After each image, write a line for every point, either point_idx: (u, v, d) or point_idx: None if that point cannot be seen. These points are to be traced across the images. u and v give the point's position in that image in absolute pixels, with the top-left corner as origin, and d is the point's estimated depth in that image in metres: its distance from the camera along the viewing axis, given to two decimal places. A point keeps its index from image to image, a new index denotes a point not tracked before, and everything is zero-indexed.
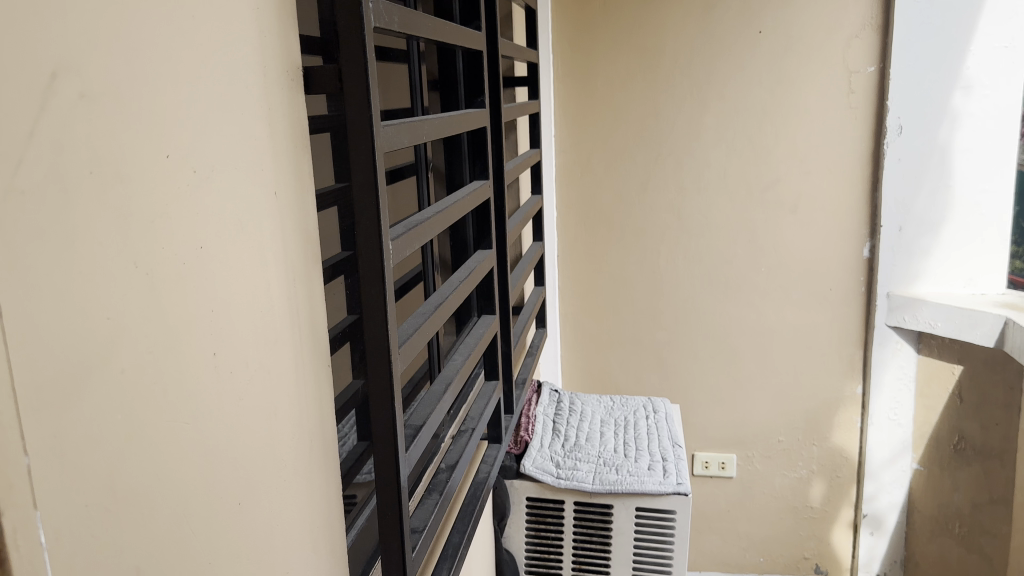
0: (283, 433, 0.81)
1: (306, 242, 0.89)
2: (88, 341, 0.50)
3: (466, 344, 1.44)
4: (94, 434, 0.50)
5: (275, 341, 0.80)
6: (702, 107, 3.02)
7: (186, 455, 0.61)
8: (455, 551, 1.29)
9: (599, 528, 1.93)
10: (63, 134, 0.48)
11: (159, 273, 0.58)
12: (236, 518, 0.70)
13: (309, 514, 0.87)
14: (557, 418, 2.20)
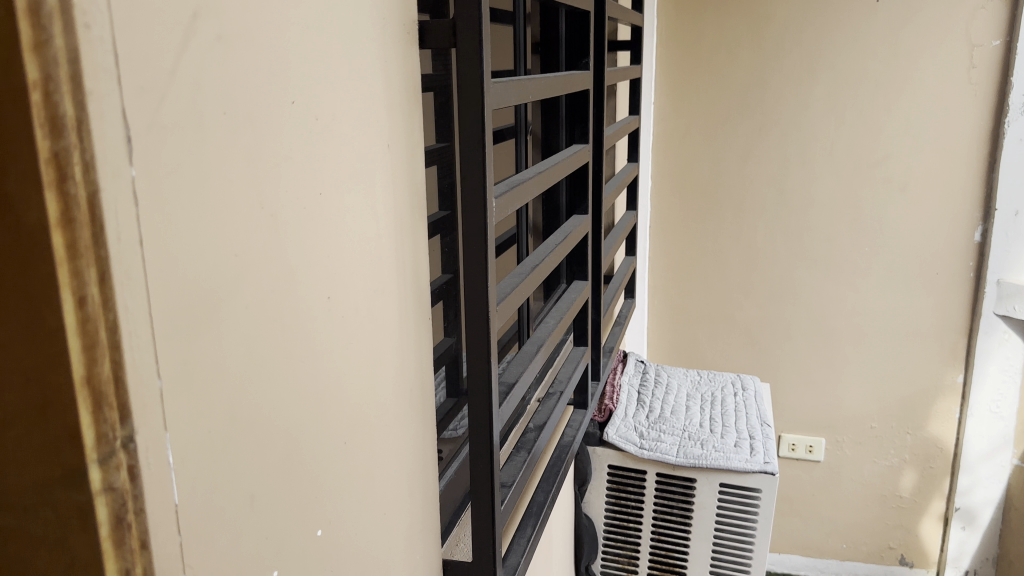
0: (385, 379, 0.83)
1: (414, 195, 0.90)
2: (217, 275, 0.53)
3: (558, 307, 1.44)
4: (218, 365, 0.53)
5: (383, 289, 0.81)
6: (810, 79, 2.92)
7: (293, 392, 0.64)
8: (540, 509, 1.30)
9: (680, 501, 1.92)
10: (201, 73, 0.50)
11: (282, 215, 0.61)
12: (339, 456, 0.72)
13: (407, 463, 0.90)
14: (643, 388, 2.18)
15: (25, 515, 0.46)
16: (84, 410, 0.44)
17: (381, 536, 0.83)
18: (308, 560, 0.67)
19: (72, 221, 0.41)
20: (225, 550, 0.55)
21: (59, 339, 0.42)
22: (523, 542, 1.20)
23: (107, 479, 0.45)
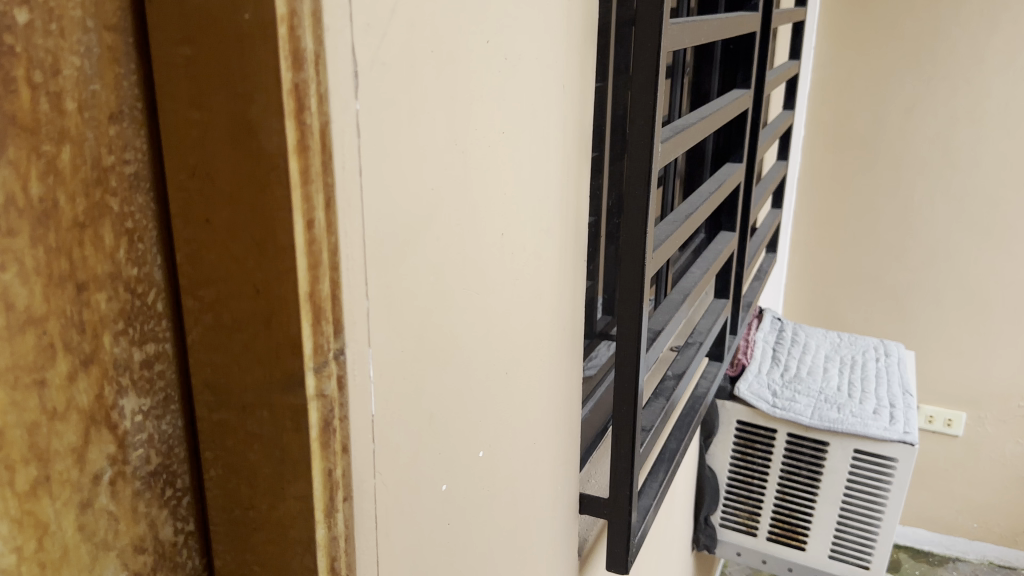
0: (544, 315, 0.86)
1: (582, 137, 0.91)
2: (416, 207, 0.56)
3: (705, 257, 1.41)
4: (411, 290, 0.58)
5: (548, 229, 0.83)
6: (989, 31, 2.72)
7: (462, 321, 0.66)
8: (672, 456, 1.30)
9: (810, 463, 1.88)
10: (416, 13, 0.53)
11: (472, 152, 0.63)
12: (501, 385, 0.76)
13: (556, 399, 0.93)
14: (779, 346, 2.15)
15: (245, 413, 0.52)
16: (305, 323, 0.48)
17: (532, 465, 0.86)
18: (469, 480, 0.72)
19: (307, 148, 0.45)
20: (406, 463, 0.61)
21: (287, 258, 0.47)
22: (654, 486, 1.21)
23: (320, 386, 0.50)
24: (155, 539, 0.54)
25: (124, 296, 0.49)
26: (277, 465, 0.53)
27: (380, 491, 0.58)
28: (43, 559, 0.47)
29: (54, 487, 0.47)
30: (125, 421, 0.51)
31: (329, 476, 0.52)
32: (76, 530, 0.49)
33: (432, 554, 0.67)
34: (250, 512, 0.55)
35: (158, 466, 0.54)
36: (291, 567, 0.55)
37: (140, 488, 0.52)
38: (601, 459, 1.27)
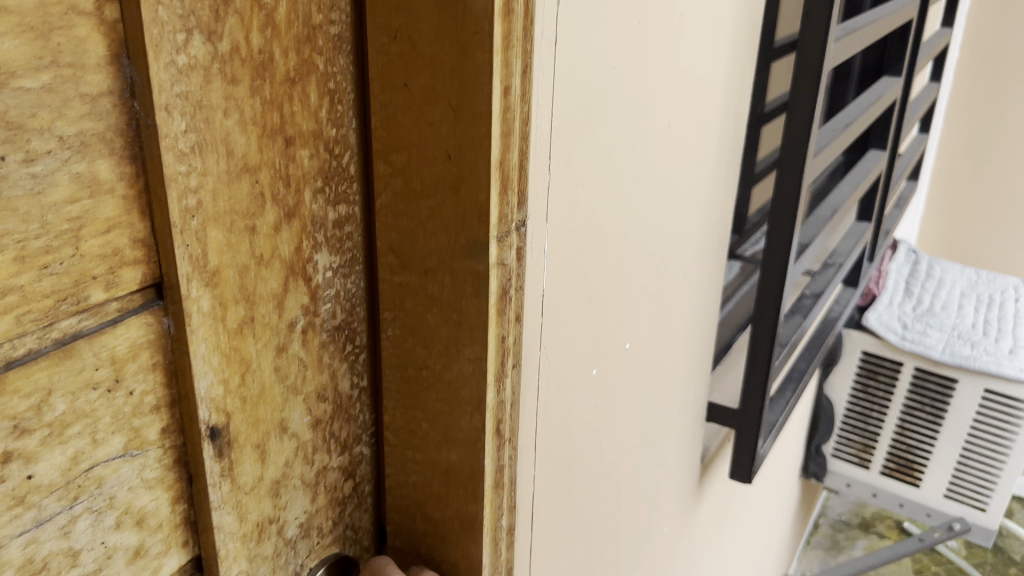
0: (697, 215, 0.85)
1: (749, 33, 0.88)
2: (598, 84, 0.57)
3: (854, 175, 1.36)
4: (587, 169, 0.58)
5: (710, 125, 0.82)
6: None
7: (629, 208, 0.67)
8: (802, 376, 1.28)
9: (934, 399, 1.82)
10: None
11: (652, 34, 0.63)
12: (653, 279, 0.76)
13: (698, 301, 0.93)
14: (912, 279, 2.07)
15: (427, 277, 0.55)
16: (493, 192, 0.50)
17: (671, 363, 0.87)
18: (618, 369, 0.73)
19: (511, 12, 0.46)
20: (565, 342, 0.63)
21: (483, 122, 0.47)
22: (783, 402, 1.20)
23: (501, 256, 0.52)
24: (334, 389, 0.59)
25: (324, 156, 0.52)
26: (454, 328, 0.55)
27: (543, 363, 0.60)
28: (244, 393, 0.51)
29: (258, 329, 0.51)
30: (317, 275, 0.55)
31: (502, 343, 0.55)
32: (273, 371, 0.53)
33: (580, 434, 0.69)
34: (423, 372, 0.58)
35: (342, 321, 0.58)
36: (458, 425, 0.58)
37: (326, 339, 0.57)
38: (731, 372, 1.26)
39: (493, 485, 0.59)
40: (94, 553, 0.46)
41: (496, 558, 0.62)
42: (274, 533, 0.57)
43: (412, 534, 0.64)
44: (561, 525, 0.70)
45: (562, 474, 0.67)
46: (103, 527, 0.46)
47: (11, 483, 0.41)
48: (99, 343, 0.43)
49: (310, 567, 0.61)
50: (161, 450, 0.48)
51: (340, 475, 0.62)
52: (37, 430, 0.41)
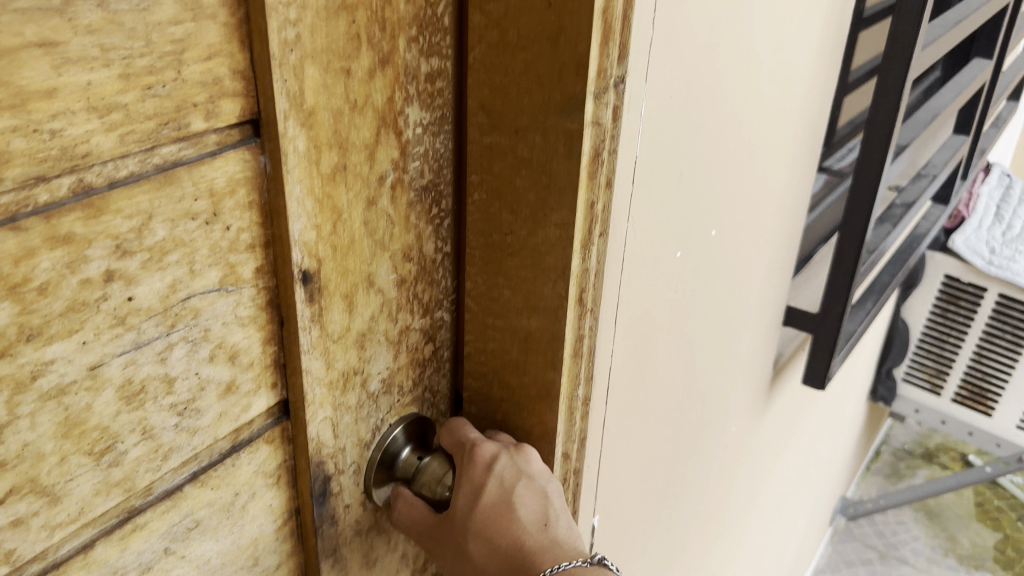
0: (794, 103, 0.81)
1: None
2: None
3: (956, 81, 1.30)
4: (689, 31, 0.56)
5: (815, 6, 0.77)
6: None
7: (729, 81, 0.65)
8: (884, 288, 1.25)
9: (1017, 324, 1.75)
10: None
11: None
12: (747, 164, 0.74)
13: (787, 197, 0.90)
14: (1005, 202, 1.97)
15: (518, 137, 0.53)
16: (594, 42, 0.48)
17: (755, 257, 0.85)
18: (701, 255, 0.71)
19: None
20: (652, 218, 0.61)
21: None
22: (864, 312, 1.17)
23: (597, 113, 0.51)
24: (419, 251, 0.59)
25: (420, 4, 0.51)
26: (543, 191, 0.54)
27: (631, 234, 0.59)
28: (335, 242, 0.52)
29: (349, 179, 0.51)
30: (408, 130, 0.54)
31: (591, 208, 0.54)
32: (362, 224, 0.53)
33: (660, 317, 0.68)
34: (508, 238, 0.57)
35: (429, 182, 0.58)
36: (541, 293, 0.58)
37: (413, 199, 0.57)
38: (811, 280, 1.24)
39: (572, 355, 0.59)
40: (188, 383, 0.47)
41: (571, 426, 0.63)
42: (358, 385, 0.59)
43: (488, 401, 0.65)
44: (633, 406, 0.70)
45: (638, 355, 0.67)
46: (198, 359, 0.47)
47: (113, 303, 0.42)
48: (199, 173, 0.43)
49: (390, 424, 0.63)
50: (255, 290, 0.49)
51: (421, 337, 0.63)
52: (138, 253, 0.42)
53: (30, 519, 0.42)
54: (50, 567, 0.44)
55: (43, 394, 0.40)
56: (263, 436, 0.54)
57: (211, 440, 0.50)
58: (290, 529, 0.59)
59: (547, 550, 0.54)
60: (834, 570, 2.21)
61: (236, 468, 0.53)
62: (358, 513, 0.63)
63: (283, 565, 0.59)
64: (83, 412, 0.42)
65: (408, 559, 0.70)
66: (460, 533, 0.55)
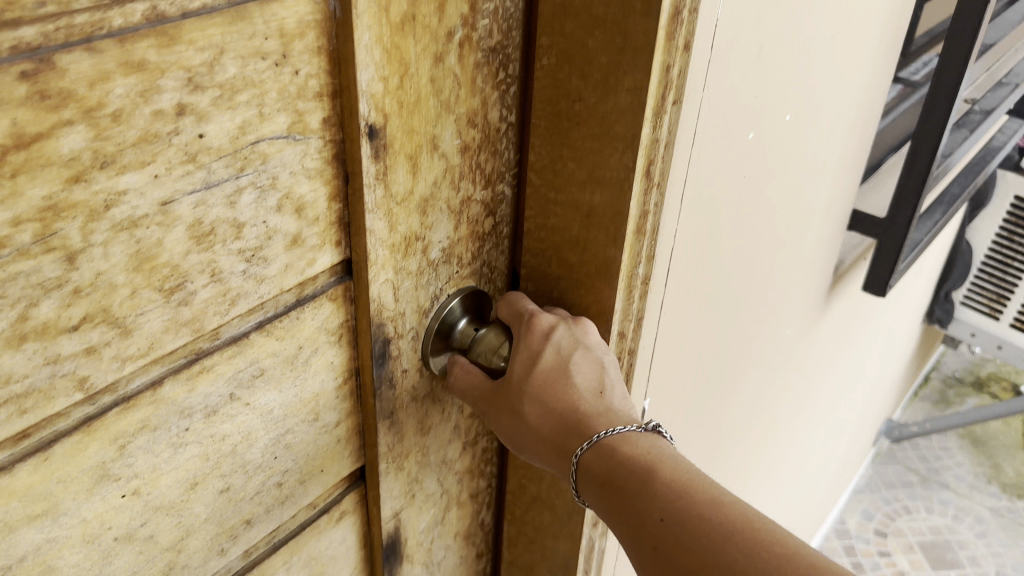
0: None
1: None
2: None
3: None
4: None
5: None
6: None
7: None
8: (954, 200, 1.20)
9: None
10: None
11: None
12: (827, 49, 0.71)
13: (865, 93, 0.86)
14: None
15: None
16: None
17: (825, 153, 0.83)
18: (773, 140, 0.69)
19: None
20: (726, 93, 0.59)
21: None
22: (930, 223, 1.14)
23: None
24: (483, 118, 0.58)
25: None
26: (615, 55, 0.52)
27: (704, 107, 0.58)
28: (402, 97, 0.51)
29: (417, 31, 0.50)
30: None
31: (666, 72, 0.52)
32: (429, 81, 0.52)
33: (726, 202, 0.67)
34: (576, 106, 0.55)
35: (497, 44, 0.56)
36: (607, 164, 0.56)
37: (480, 60, 0.55)
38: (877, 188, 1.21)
39: (635, 231, 0.58)
40: (257, 231, 0.48)
41: (628, 306, 0.63)
42: (420, 251, 0.59)
43: (545, 279, 0.64)
44: (692, 291, 0.70)
45: (701, 239, 0.67)
46: (266, 207, 0.47)
47: (184, 139, 0.41)
48: (270, 10, 0.42)
49: (448, 295, 0.63)
50: (321, 142, 0.49)
51: (482, 210, 0.62)
52: (209, 89, 0.41)
53: (103, 348, 0.43)
54: (120, 400, 0.45)
55: (116, 224, 0.41)
56: (327, 293, 0.55)
57: (276, 291, 0.51)
58: (350, 388, 0.61)
59: (602, 415, 0.56)
60: (873, 490, 2.22)
61: (300, 322, 0.54)
62: (415, 379, 0.65)
63: (343, 423, 0.61)
64: (154, 248, 0.43)
65: (461, 432, 0.73)
66: (517, 397, 0.57)
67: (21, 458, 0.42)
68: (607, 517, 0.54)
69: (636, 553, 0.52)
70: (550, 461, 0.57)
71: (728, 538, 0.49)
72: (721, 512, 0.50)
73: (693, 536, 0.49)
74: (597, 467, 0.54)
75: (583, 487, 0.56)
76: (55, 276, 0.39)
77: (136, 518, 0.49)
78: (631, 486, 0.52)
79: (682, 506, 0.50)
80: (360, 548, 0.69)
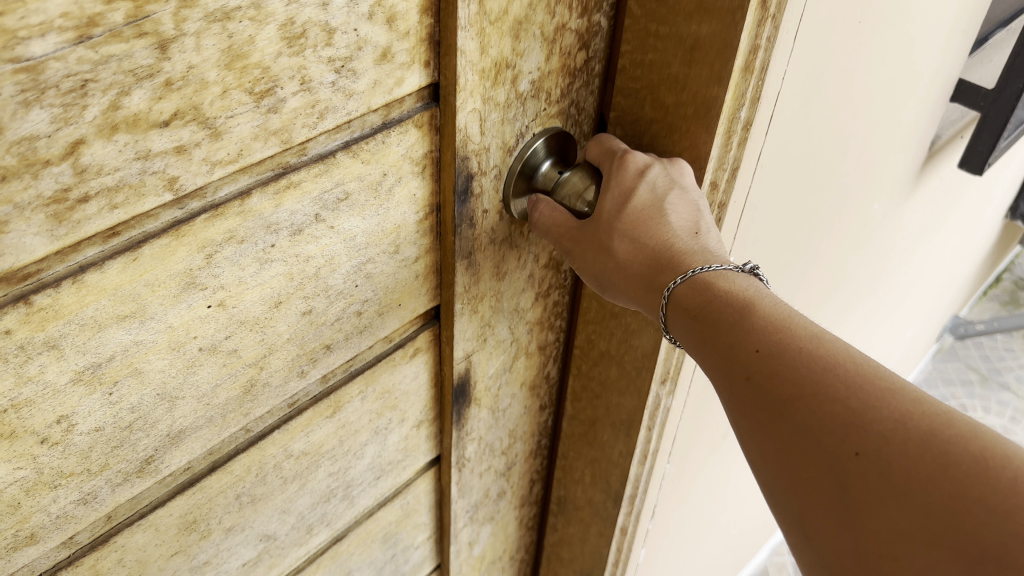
0: None
1: None
2: None
3: None
4: None
5: None
6: None
7: None
8: None
9: None
10: None
11: None
12: None
13: None
14: None
15: None
16: None
17: (944, 5, 0.77)
18: None
19: None
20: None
21: None
22: None
23: None
24: None
25: None
26: None
27: None
28: None
29: None
30: None
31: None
32: None
33: (837, 46, 0.64)
34: None
35: None
36: None
37: None
38: (986, 59, 1.13)
39: (742, 68, 0.55)
40: (347, 39, 0.45)
41: (724, 154, 0.60)
42: (509, 81, 0.55)
43: (636, 122, 0.61)
44: (791, 144, 0.67)
45: (808, 85, 0.64)
46: (358, 14, 0.45)
47: None
48: None
49: (533, 134, 0.60)
50: None
51: (574, 41, 0.58)
52: None
53: (193, 149, 0.42)
54: (208, 207, 0.44)
55: (209, 14, 0.39)
56: (413, 119, 0.53)
57: (364, 109, 0.49)
58: (430, 224, 0.60)
59: (697, 254, 0.56)
60: (930, 386, 2.21)
61: (386, 147, 0.52)
62: (494, 222, 0.63)
63: (422, 259, 0.61)
64: (246, 45, 0.41)
65: (534, 282, 0.72)
66: (607, 233, 0.58)
67: (112, 256, 0.41)
68: (698, 352, 0.54)
69: (727, 385, 0.51)
70: (638, 299, 0.58)
71: (829, 368, 0.47)
72: (821, 346, 0.49)
73: (791, 365, 0.48)
74: (689, 301, 0.54)
75: (672, 322, 0.56)
76: (146, 65, 0.38)
77: (221, 330, 0.49)
78: (726, 319, 0.52)
79: (780, 337, 0.49)
80: (430, 386, 0.69)
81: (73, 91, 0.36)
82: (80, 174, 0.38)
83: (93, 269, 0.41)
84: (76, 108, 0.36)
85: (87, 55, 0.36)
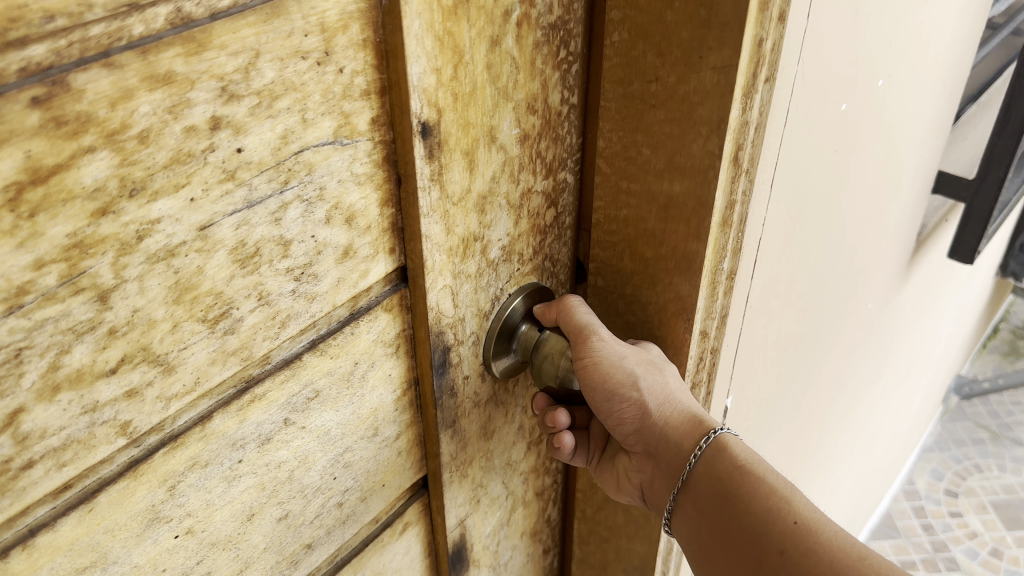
0: None
1: None
2: None
3: None
4: None
5: None
6: None
7: None
8: None
9: None
10: None
11: None
12: (919, 5, 0.68)
13: (955, 48, 0.82)
14: None
15: None
16: None
17: (913, 116, 0.79)
18: (864, 108, 0.67)
19: None
20: (826, 60, 0.58)
21: None
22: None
23: None
24: (544, 102, 0.52)
25: None
26: (699, 29, 0.48)
27: (796, 85, 0.55)
28: (456, 89, 0.45)
29: (472, 12, 0.44)
30: None
31: (758, 47, 0.49)
32: (485, 68, 0.47)
33: (813, 183, 0.65)
34: (652, 87, 0.52)
35: (558, 20, 0.50)
36: (688, 150, 0.52)
37: (539, 39, 0.49)
38: (972, 120, 1.14)
39: (721, 224, 0.55)
40: (305, 247, 0.43)
41: (711, 302, 0.59)
42: (478, 252, 0.54)
43: (618, 273, 0.61)
44: (779, 276, 0.69)
45: (790, 220, 0.65)
46: (314, 221, 0.43)
47: (221, 155, 0.37)
48: (309, 4, 0.37)
49: (509, 294, 0.58)
50: (371, 144, 0.44)
51: (543, 201, 0.57)
52: (246, 98, 0.37)
53: (145, 389, 0.39)
54: (166, 439, 0.42)
55: (151, 256, 0.36)
56: (382, 304, 0.50)
57: (329, 308, 0.46)
58: (410, 398, 0.56)
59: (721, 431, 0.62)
60: (942, 449, 2.19)
61: (355, 337, 0.49)
62: (477, 385, 0.60)
63: (404, 434, 0.57)
64: (195, 277, 0.39)
65: (524, 433, 0.69)
66: (662, 362, 0.60)
67: (63, 512, 0.38)
68: (723, 512, 0.59)
69: (758, 554, 0.56)
70: (664, 419, 0.61)
71: (862, 557, 0.54)
72: (849, 538, 0.55)
73: (826, 546, 0.54)
74: (735, 456, 0.59)
75: (698, 476, 0.60)
76: (86, 319, 0.35)
77: (191, 557, 0.46)
78: (767, 486, 0.57)
79: (818, 518, 0.56)
80: (425, 556, 0.65)
81: (6, 362, 0.33)
82: (22, 442, 0.35)
83: (43, 530, 0.38)
84: (12, 378, 0.33)
85: (19, 323, 0.33)
